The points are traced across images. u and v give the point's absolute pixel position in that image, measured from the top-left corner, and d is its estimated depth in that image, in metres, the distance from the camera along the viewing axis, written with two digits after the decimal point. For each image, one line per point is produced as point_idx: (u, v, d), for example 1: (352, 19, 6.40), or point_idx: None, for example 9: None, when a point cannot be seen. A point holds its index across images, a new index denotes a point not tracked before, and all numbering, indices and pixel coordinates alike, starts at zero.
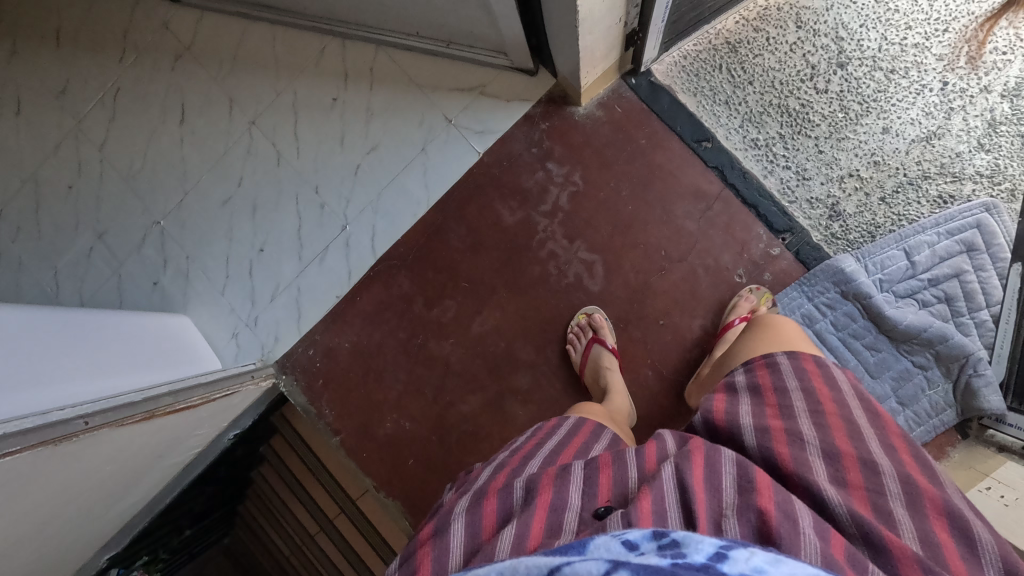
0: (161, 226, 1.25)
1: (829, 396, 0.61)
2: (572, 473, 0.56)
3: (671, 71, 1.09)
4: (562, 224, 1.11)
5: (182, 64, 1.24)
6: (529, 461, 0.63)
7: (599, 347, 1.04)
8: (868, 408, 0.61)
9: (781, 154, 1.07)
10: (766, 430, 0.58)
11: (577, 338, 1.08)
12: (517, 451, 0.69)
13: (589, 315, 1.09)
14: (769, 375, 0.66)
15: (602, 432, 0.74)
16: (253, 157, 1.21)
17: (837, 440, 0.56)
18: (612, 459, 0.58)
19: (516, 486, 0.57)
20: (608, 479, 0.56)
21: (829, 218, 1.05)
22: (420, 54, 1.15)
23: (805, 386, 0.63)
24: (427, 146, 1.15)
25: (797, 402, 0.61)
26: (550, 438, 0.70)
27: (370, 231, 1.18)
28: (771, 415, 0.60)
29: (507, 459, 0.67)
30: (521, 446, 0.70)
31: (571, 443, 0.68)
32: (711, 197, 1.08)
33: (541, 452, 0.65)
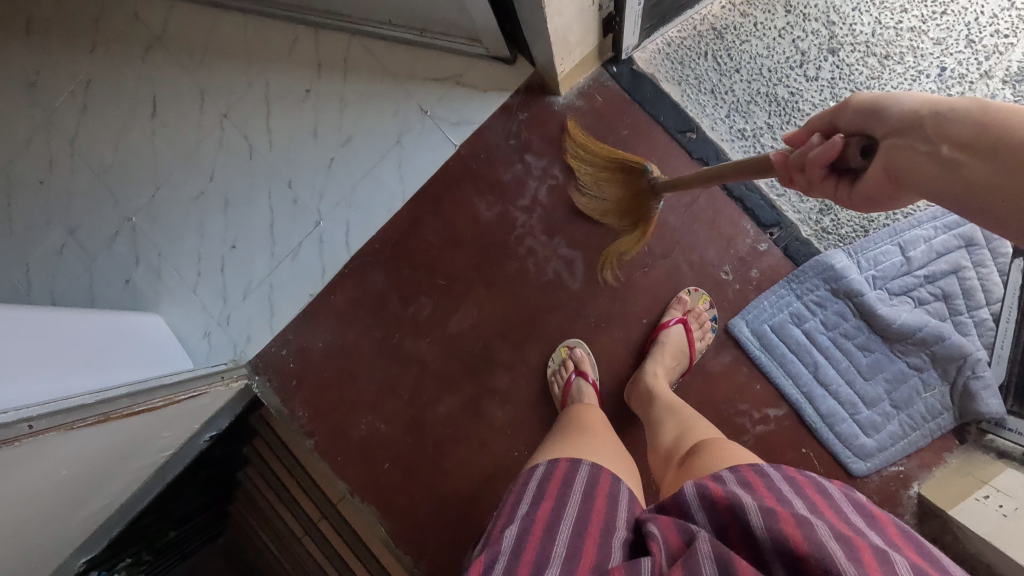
0: (133, 222, 1.22)
1: (823, 501, 0.57)
2: None
3: (654, 59, 1.05)
4: (541, 219, 1.07)
5: (153, 55, 1.20)
6: None
7: (579, 382, 1.00)
8: (863, 514, 0.57)
9: (770, 145, 1.02)
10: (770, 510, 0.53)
11: (557, 374, 1.04)
12: (524, 542, 0.59)
13: (570, 349, 1.05)
14: (759, 476, 0.61)
15: (617, 492, 0.68)
16: (225, 151, 1.18)
17: (843, 531, 0.51)
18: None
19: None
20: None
21: (819, 212, 1.00)
22: (394, 43, 1.11)
23: (801, 493, 0.58)
24: (402, 138, 1.11)
25: (794, 499, 0.57)
26: (562, 533, 0.60)
27: (344, 227, 1.14)
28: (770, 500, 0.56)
29: (514, 561, 0.56)
30: (527, 533, 0.61)
31: (586, 539, 0.59)
32: (696, 190, 1.03)
33: (556, 559, 0.56)
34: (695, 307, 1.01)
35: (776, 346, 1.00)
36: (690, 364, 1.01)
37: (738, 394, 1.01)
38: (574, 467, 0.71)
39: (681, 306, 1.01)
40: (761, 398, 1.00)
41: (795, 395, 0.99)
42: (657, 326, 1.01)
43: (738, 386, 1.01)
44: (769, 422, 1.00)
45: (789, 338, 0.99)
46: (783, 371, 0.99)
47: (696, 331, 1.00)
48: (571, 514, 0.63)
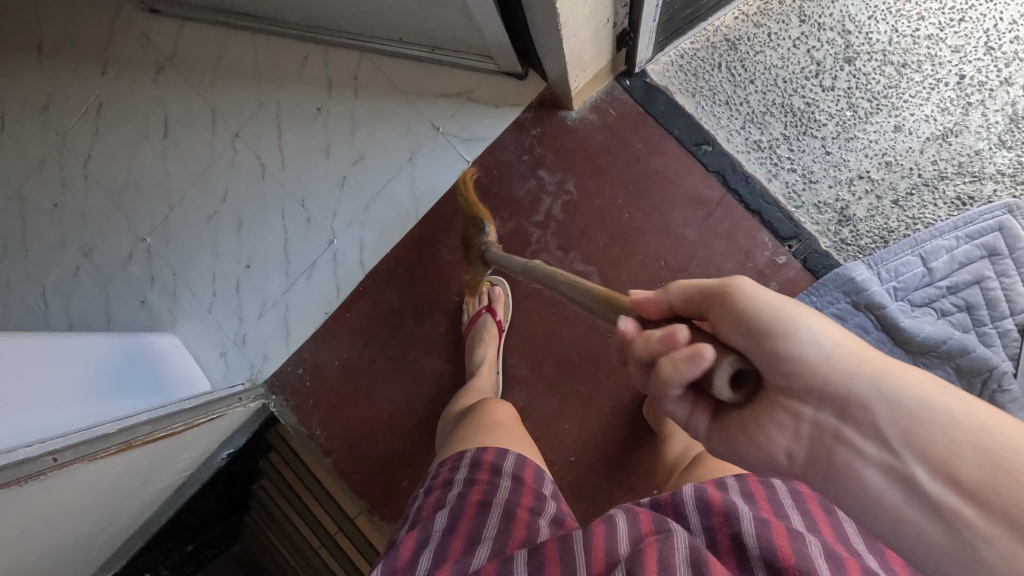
0: (147, 243, 1.22)
1: (825, 520, 0.59)
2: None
3: (667, 71, 1.04)
4: (556, 235, 1.06)
5: (164, 76, 1.20)
6: (472, 554, 0.55)
7: (487, 318, 1.05)
8: (863, 536, 0.58)
9: (786, 157, 1.01)
10: (764, 521, 0.55)
11: (474, 299, 1.08)
12: (460, 522, 0.60)
13: (491, 284, 1.08)
14: (764, 487, 0.62)
15: (538, 486, 0.69)
16: (237, 171, 1.18)
17: (836, 550, 0.53)
18: (557, 548, 0.54)
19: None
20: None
21: (837, 224, 0.99)
22: (404, 60, 1.10)
23: (801, 506, 0.60)
24: (414, 155, 1.11)
25: (792, 515, 0.59)
26: (493, 508, 0.61)
27: (357, 246, 1.14)
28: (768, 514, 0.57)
29: (447, 537, 0.58)
30: (461, 510, 0.61)
31: (517, 518, 0.61)
32: (713, 204, 1.02)
33: (487, 537, 0.57)
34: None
35: None
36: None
37: None
38: (500, 458, 0.69)
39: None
40: None
41: None
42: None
43: None
44: None
45: None
46: None
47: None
48: (504, 495, 0.64)
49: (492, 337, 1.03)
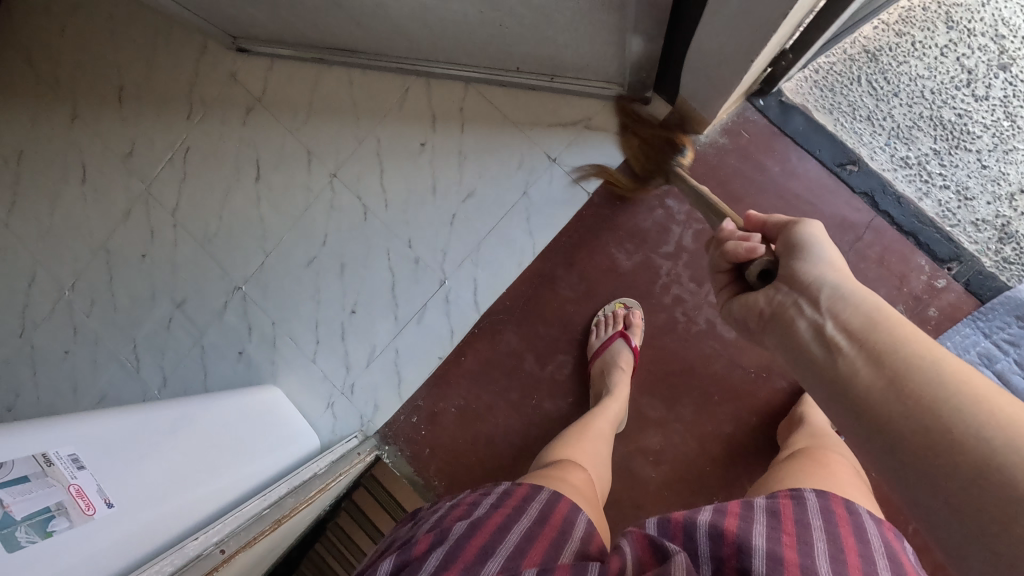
0: (243, 291, 1.16)
1: (854, 547, 0.50)
2: None
3: (802, 87, 0.98)
4: (687, 266, 1.01)
5: (255, 116, 1.16)
6: (487, 564, 0.50)
7: (621, 343, 0.99)
8: (895, 568, 0.50)
9: (938, 172, 0.94)
10: (776, 563, 0.45)
11: (603, 324, 1.02)
12: (477, 533, 0.53)
13: (626, 307, 1.02)
14: (847, 511, 0.57)
15: (575, 514, 0.61)
16: (337, 212, 1.12)
17: None
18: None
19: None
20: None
21: (999, 242, 0.93)
22: (516, 89, 1.05)
23: (831, 530, 0.52)
24: (529, 189, 1.05)
25: (817, 543, 0.50)
26: (515, 529, 0.55)
27: (471, 286, 1.08)
28: (786, 545, 0.48)
29: (462, 541, 0.52)
30: (483, 522, 0.55)
31: (540, 538, 0.54)
32: (861, 227, 0.96)
33: (503, 550, 0.51)
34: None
35: None
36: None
37: None
38: (533, 492, 0.63)
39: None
40: None
41: None
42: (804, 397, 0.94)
43: None
44: None
45: None
46: None
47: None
48: (526, 522, 0.56)
49: (628, 366, 0.98)
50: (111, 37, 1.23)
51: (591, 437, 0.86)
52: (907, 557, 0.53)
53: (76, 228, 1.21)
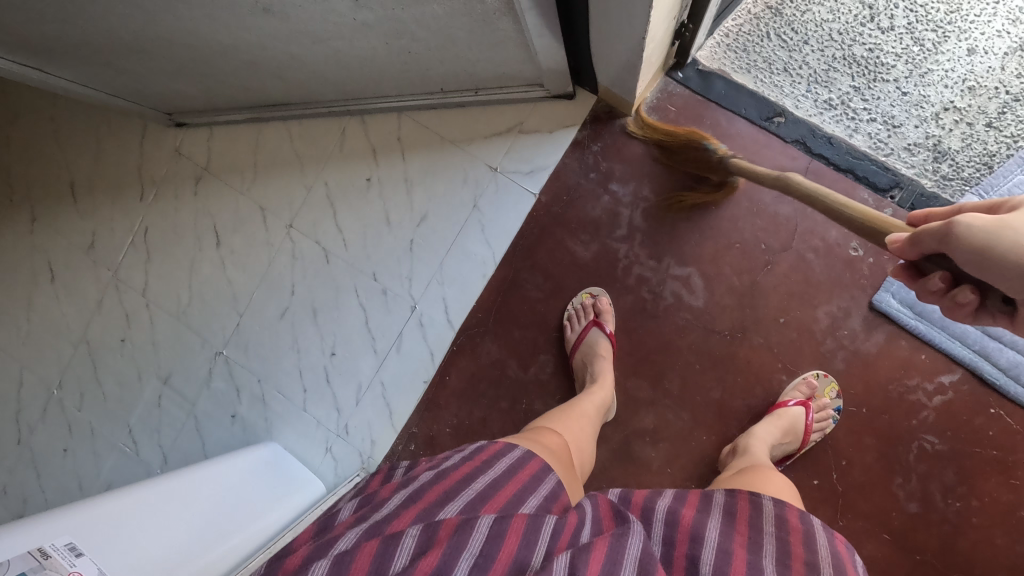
0: (224, 355, 1.17)
1: (798, 525, 0.64)
2: (475, 526, 0.51)
3: (716, 53, 1.01)
4: (644, 245, 1.03)
5: (205, 185, 1.19)
6: (449, 500, 0.56)
7: (596, 332, 1.00)
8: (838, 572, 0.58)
9: (862, 108, 0.97)
10: (727, 554, 0.58)
11: (575, 318, 1.03)
12: (441, 480, 0.61)
13: (592, 296, 1.04)
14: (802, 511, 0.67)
15: (546, 476, 0.65)
16: (300, 260, 1.15)
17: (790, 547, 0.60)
18: (526, 524, 0.53)
19: (408, 534, 0.51)
20: (511, 546, 0.51)
21: (935, 161, 0.95)
22: (446, 109, 1.08)
23: (780, 537, 0.62)
24: (479, 201, 1.08)
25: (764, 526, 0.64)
26: (481, 477, 0.61)
27: (442, 306, 1.10)
28: (738, 540, 0.60)
29: (427, 486, 0.60)
30: (448, 473, 0.62)
31: (503, 491, 0.59)
32: (801, 173, 0.99)
33: (464, 495, 0.57)
34: (819, 396, 0.96)
35: (933, 312, 0.94)
36: (799, 448, 0.95)
37: (903, 369, 0.96)
38: (509, 449, 0.69)
39: (808, 390, 0.95)
40: (930, 368, 0.95)
41: (965, 356, 0.93)
42: (776, 405, 0.96)
43: (903, 362, 0.96)
44: (946, 392, 0.95)
45: None
46: (946, 335, 0.94)
47: (816, 418, 0.94)
48: (492, 474, 0.62)
49: (608, 353, 1.00)
50: (57, 136, 1.27)
51: (575, 416, 0.88)
52: (854, 569, 0.60)
53: (55, 328, 1.23)
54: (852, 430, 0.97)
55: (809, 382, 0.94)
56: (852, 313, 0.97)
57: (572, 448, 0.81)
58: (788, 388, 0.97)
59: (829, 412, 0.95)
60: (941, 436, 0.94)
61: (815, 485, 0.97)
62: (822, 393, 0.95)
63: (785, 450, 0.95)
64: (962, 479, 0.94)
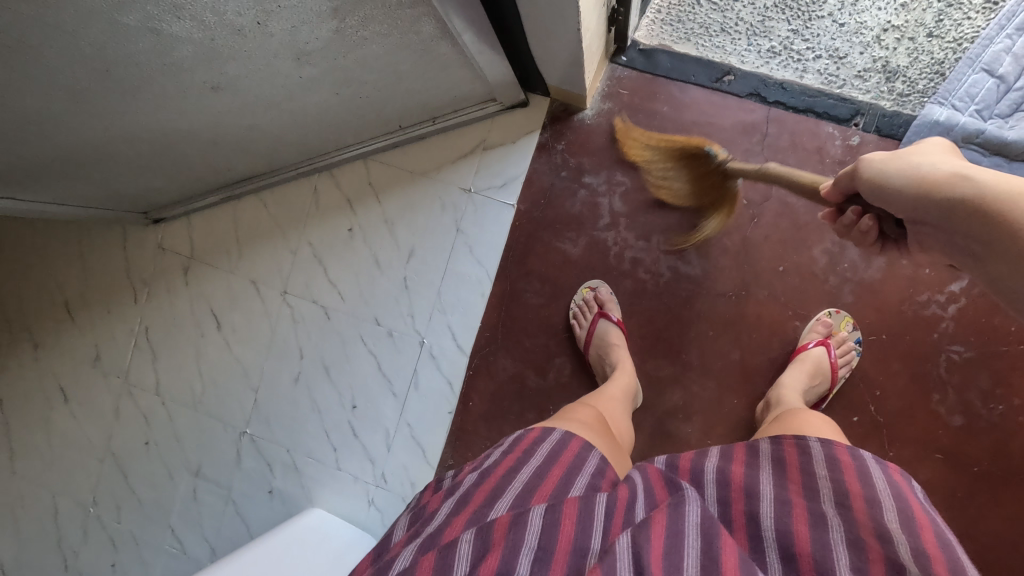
0: (249, 434, 1.17)
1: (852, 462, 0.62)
2: (527, 519, 0.51)
3: (653, 31, 1.03)
4: (630, 227, 1.03)
5: (194, 272, 1.20)
6: (496, 497, 0.56)
7: (605, 323, 1.01)
8: (902, 506, 0.56)
9: (805, 48, 0.99)
10: (785, 504, 0.57)
11: (581, 315, 1.04)
12: (486, 479, 0.60)
13: (592, 288, 1.04)
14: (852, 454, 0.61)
15: (588, 454, 0.65)
16: (302, 323, 1.16)
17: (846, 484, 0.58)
18: (578, 509, 0.53)
19: (464, 540, 0.50)
20: (569, 532, 0.51)
21: (888, 81, 0.97)
22: (408, 144, 1.10)
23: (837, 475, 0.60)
24: (461, 225, 1.09)
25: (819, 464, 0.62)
26: (525, 468, 0.61)
27: (449, 334, 1.10)
28: (793, 489, 0.59)
29: (474, 487, 0.60)
30: (492, 469, 0.62)
31: (549, 477, 0.59)
32: (762, 123, 1.00)
33: (512, 489, 0.57)
34: (837, 332, 0.95)
35: None
36: (831, 386, 0.95)
37: (911, 287, 0.96)
38: (547, 433, 0.68)
39: (824, 329, 0.95)
40: (937, 280, 0.95)
41: None
42: (796, 351, 0.96)
43: (909, 281, 0.96)
44: (959, 299, 0.95)
45: None
46: None
47: (839, 355, 0.94)
48: (535, 461, 0.62)
49: (621, 341, 1.01)
50: (39, 261, 1.28)
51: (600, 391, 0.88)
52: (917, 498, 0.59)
53: (78, 447, 1.23)
54: (878, 359, 0.97)
55: (824, 322, 0.94)
56: (847, 245, 0.98)
57: (607, 421, 0.81)
58: (805, 332, 0.97)
59: (851, 348, 0.95)
60: (966, 343, 0.95)
61: (856, 421, 0.97)
62: (839, 330, 0.95)
63: (820, 391, 0.94)
64: (998, 381, 0.94)
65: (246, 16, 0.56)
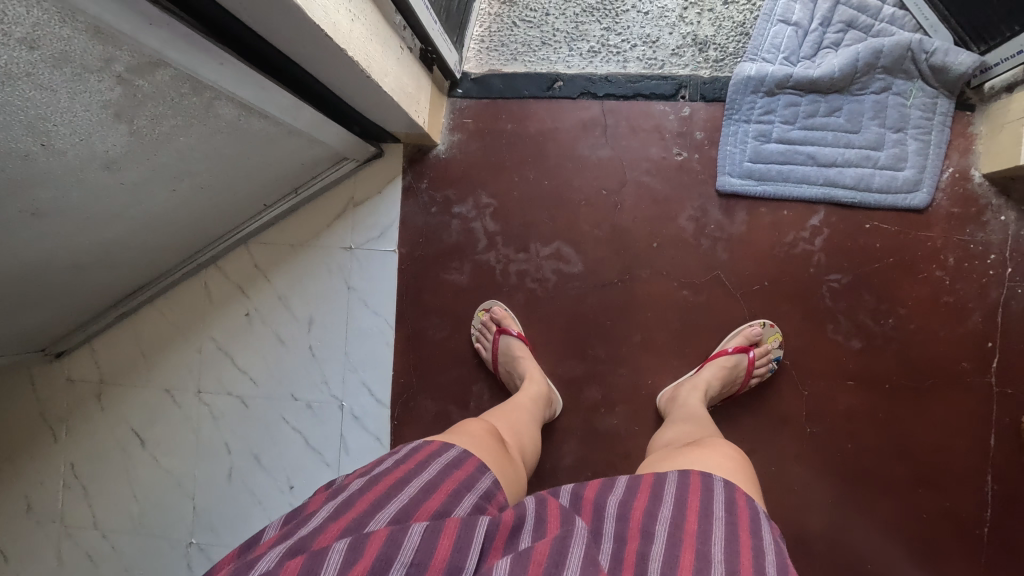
0: (196, 543, 1.14)
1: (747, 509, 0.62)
2: (405, 532, 0.51)
3: (481, 60, 1.09)
4: (507, 243, 1.06)
5: (107, 396, 1.19)
6: (378, 510, 0.56)
7: (506, 338, 1.02)
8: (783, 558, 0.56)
9: (620, 41, 1.05)
10: (673, 542, 0.56)
11: (483, 335, 1.05)
12: (373, 487, 0.61)
13: (488, 310, 1.06)
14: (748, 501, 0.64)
15: (481, 476, 0.66)
16: (223, 418, 1.15)
17: (738, 531, 0.58)
18: (460, 527, 0.53)
19: (336, 548, 0.49)
20: (445, 549, 0.51)
21: (702, 52, 1.03)
22: (282, 220, 1.13)
23: (730, 520, 0.60)
24: (350, 282, 1.11)
25: (718, 505, 0.62)
26: (413, 483, 0.61)
27: (366, 391, 1.10)
28: (688, 525, 0.58)
29: (359, 494, 0.59)
30: (381, 478, 0.62)
31: (437, 493, 0.60)
32: (600, 117, 1.05)
33: (397, 503, 0.58)
34: (762, 343, 0.97)
35: (770, 171, 0.98)
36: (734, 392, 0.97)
37: (777, 231, 1.00)
38: (445, 449, 0.69)
39: (751, 337, 0.97)
40: (798, 218, 0.99)
41: (817, 193, 0.97)
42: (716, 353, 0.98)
43: (774, 225, 1.00)
44: (823, 231, 0.98)
45: (772, 155, 0.98)
46: (792, 184, 0.98)
47: (756, 363, 0.96)
48: (427, 476, 0.63)
49: (525, 351, 1.01)
50: None
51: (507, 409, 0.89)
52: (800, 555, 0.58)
53: None
54: (768, 306, 1.00)
55: (756, 328, 0.97)
56: (709, 208, 1.01)
57: (507, 438, 0.82)
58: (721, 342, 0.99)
59: (768, 361, 0.97)
60: (841, 270, 0.98)
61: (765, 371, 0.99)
62: (765, 342, 0.97)
63: (720, 398, 0.97)
64: (880, 297, 0.97)
65: (25, 143, 0.58)
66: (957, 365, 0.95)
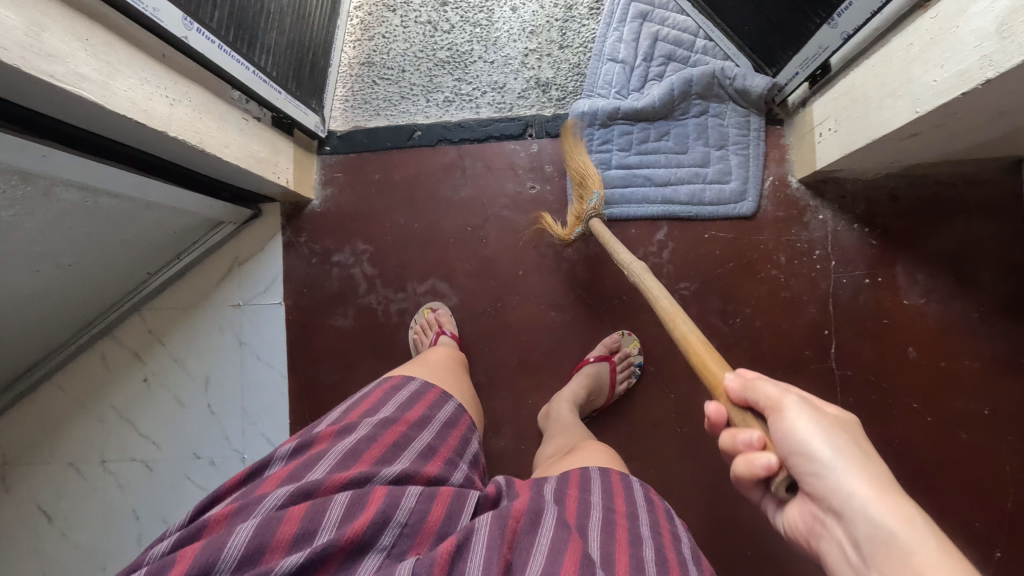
0: None
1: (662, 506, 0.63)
2: (403, 495, 0.54)
3: (346, 117, 1.17)
4: (385, 285, 1.13)
5: (9, 477, 1.19)
6: (383, 462, 0.59)
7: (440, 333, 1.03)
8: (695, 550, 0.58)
9: (472, 89, 1.14)
10: (611, 521, 0.57)
11: (422, 333, 1.07)
12: (382, 432, 0.63)
13: (432, 309, 1.09)
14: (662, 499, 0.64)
15: (453, 412, 0.72)
16: (129, 484, 1.17)
17: (659, 524, 0.59)
18: (451, 499, 0.57)
19: (338, 499, 0.52)
20: (435, 523, 0.54)
21: (546, 93, 1.12)
22: (172, 285, 1.18)
23: (651, 511, 0.60)
24: (242, 337, 1.15)
25: (636, 494, 0.63)
26: (416, 435, 0.64)
27: (265, 441, 1.14)
28: (618, 509, 0.59)
29: (368, 437, 0.62)
30: (390, 422, 0.64)
31: (433, 454, 0.63)
32: (459, 160, 1.13)
33: (401, 458, 0.60)
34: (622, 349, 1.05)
35: (613, 195, 1.07)
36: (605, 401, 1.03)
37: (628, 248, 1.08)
38: (408, 382, 0.74)
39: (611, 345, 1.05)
40: (645, 234, 1.08)
41: (657, 210, 1.06)
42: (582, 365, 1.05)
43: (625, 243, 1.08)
44: (668, 244, 1.07)
45: (613, 181, 1.07)
46: (634, 204, 1.07)
47: (618, 371, 1.03)
48: (424, 433, 0.65)
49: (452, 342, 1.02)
50: None
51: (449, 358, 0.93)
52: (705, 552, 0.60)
53: None
54: (628, 319, 1.07)
55: (614, 337, 1.05)
56: None
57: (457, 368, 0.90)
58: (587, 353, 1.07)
59: (630, 366, 1.05)
60: (689, 278, 1.06)
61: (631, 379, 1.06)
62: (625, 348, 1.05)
63: (591, 407, 1.03)
64: (726, 299, 1.05)
65: None
66: (802, 354, 1.03)
